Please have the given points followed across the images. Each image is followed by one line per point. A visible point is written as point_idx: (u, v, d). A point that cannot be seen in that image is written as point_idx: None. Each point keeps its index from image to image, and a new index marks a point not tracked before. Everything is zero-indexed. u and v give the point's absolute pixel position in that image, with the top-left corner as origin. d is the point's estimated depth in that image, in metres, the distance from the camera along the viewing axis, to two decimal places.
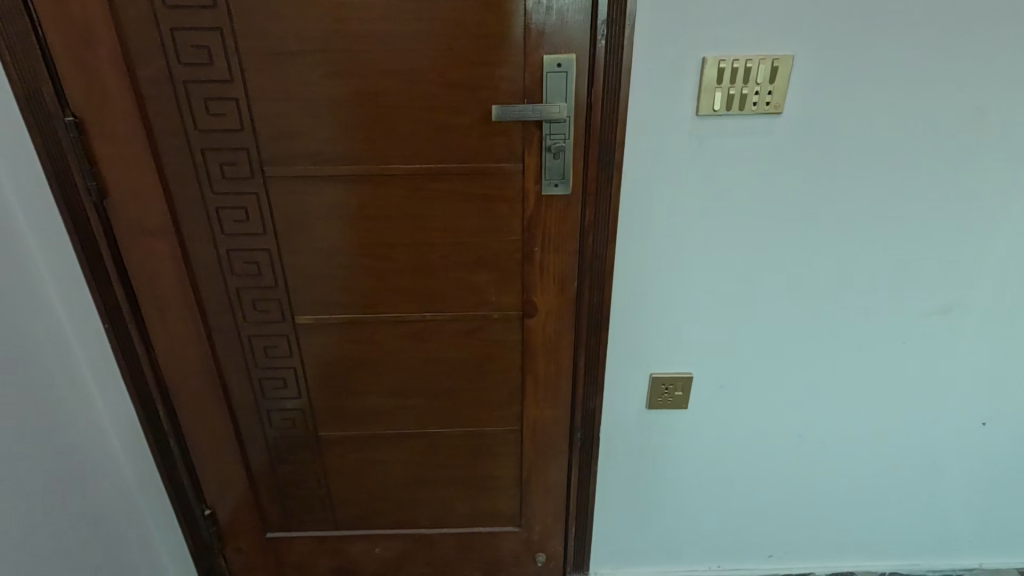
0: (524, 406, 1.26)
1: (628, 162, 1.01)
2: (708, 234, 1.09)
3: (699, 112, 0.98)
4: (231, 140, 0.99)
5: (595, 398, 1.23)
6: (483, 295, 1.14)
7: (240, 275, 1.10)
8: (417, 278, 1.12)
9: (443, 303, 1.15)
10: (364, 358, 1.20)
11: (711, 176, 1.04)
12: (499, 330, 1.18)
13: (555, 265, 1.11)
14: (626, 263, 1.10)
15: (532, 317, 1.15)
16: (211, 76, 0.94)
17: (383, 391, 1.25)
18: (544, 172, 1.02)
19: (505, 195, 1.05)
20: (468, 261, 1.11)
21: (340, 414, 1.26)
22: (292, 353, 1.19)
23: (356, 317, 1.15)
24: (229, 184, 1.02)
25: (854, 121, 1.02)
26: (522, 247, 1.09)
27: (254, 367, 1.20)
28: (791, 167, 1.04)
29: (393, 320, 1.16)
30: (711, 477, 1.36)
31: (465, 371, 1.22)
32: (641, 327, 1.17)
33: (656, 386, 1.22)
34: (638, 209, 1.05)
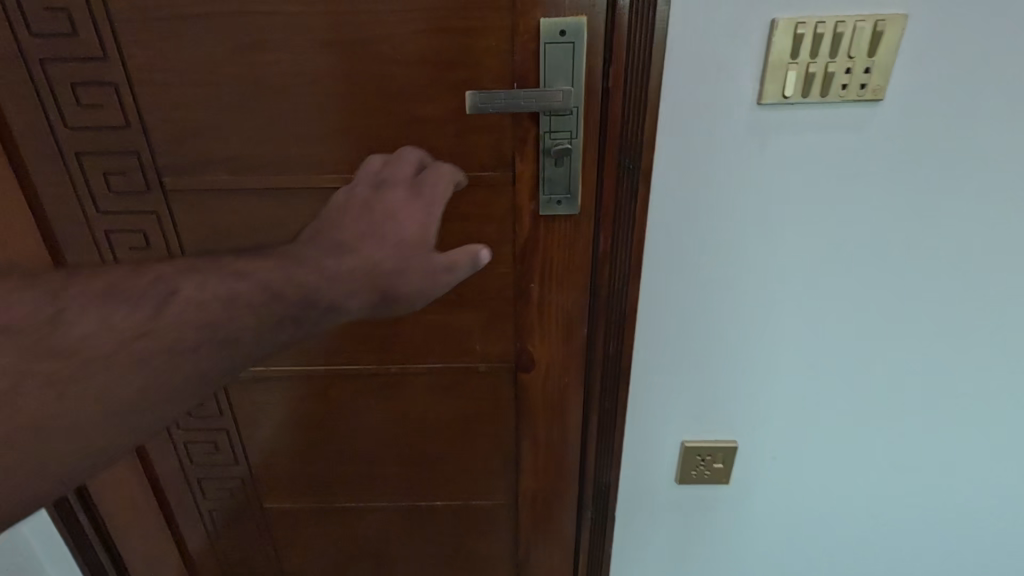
0: (520, 479, 0.98)
1: (659, 170, 0.74)
2: (765, 267, 0.80)
3: (761, 100, 0.69)
4: (116, 141, 0.73)
5: (610, 472, 0.95)
6: (465, 342, 0.87)
7: None
8: (377, 321, 0.86)
9: (415, 352, 0.88)
10: (314, 417, 0.95)
11: (776, 189, 0.75)
12: (486, 387, 0.91)
13: (559, 305, 0.83)
14: (653, 303, 0.83)
15: (529, 371, 0.88)
16: (79, 52, 0.68)
17: (341, 457, 0.99)
18: (543, 185, 0.74)
19: (491, 214, 0.78)
20: (444, 301, 0.84)
21: (289, 483, 1.01)
22: (225, 413, 0.94)
23: (299, 367, 0.90)
24: (120, 199, 0.76)
25: (993, 111, 0.70)
26: (516, 283, 0.82)
27: (175, 428, 0.95)
28: (890, 177, 0.74)
29: (350, 370, 0.90)
30: (758, 565, 1.07)
31: (444, 434, 0.96)
32: (673, 384, 0.89)
33: (690, 456, 0.95)
34: (672, 233, 0.78)
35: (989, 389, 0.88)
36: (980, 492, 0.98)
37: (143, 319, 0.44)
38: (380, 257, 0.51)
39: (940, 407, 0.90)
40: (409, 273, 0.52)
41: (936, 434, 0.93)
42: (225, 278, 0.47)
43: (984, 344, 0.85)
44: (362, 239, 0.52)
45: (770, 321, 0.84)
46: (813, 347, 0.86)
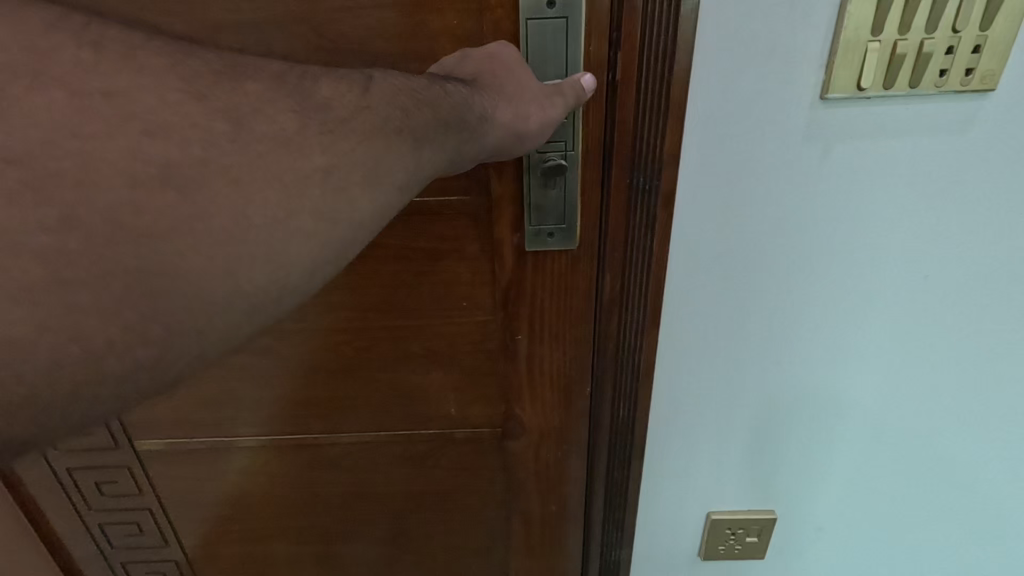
0: (511, 559, 0.81)
1: (684, 190, 0.55)
2: (819, 310, 0.62)
3: (825, 95, 0.51)
4: None
5: (621, 548, 0.78)
6: (438, 405, 0.69)
7: None
8: (326, 382, 0.68)
9: (374, 418, 0.70)
10: (258, 492, 0.78)
11: (839, 211, 0.56)
12: (465, 457, 0.73)
13: (555, 363, 0.64)
14: (675, 354, 0.65)
15: (519, 439, 0.71)
16: None
17: (296, 536, 0.82)
18: (532, 214, 0.56)
19: (462, 250, 0.60)
20: (407, 358, 0.66)
21: (233, 567, 0.85)
22: (146, 491, 0.77)
23: (233, 437, 0.72)
24: None
25: None
26: (497, 336, 0.64)
27: (88, 509, 0.78)
28: (990, 194, 0.56)
29: (298, 438, 0.72)
30: None
31: (417, 510, 0.78)
32: (698, 447, 0.72)
33: (718, 530, 0.78)
34: (700, 269, 0.60)
35: None
36: None
37: (355, 95, 0.39)
38: (521, 85, 0.47)
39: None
40: (532, 98, 0.47)
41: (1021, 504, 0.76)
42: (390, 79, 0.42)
43: None
44: (513, 65, 0.48)
45: (821, 375, 0.67)
46: (873, 404, 0.69)
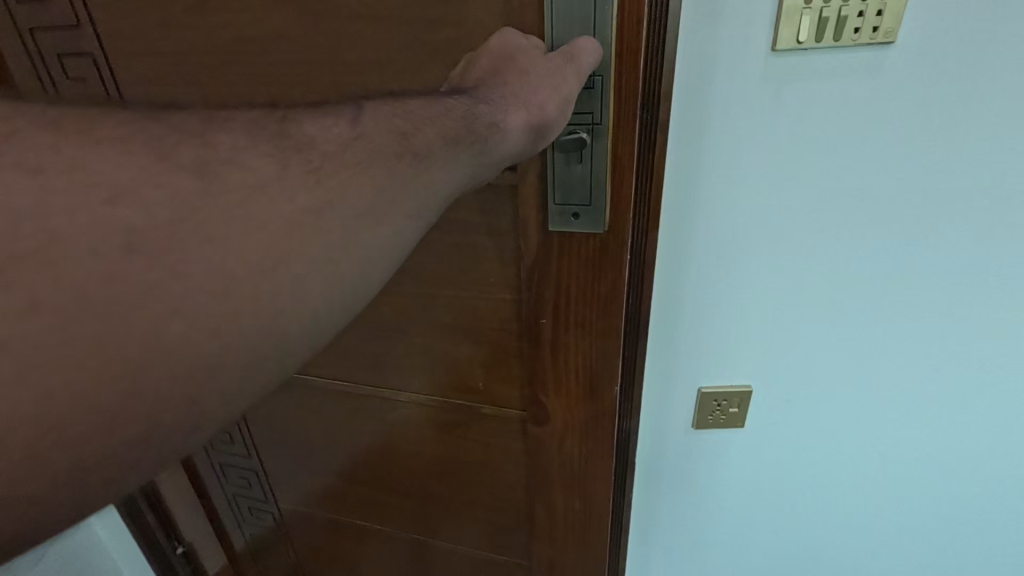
0: (532, 528, 1.02)
1: (674, 121, 0.75)
2: (774, 225, 0.83)
3: (774, 48, 0.70)
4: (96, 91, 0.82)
5: (629, 419, 0.98)
6: (473, 381, 0.92)
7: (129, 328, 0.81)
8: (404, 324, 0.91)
9: (439, 364, 0.92)
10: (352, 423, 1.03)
11: (788, 138, 0.76)
12: (496, 431, 0.96)
13: (573, 353, 0.84)
14: (669, 255, 0.86)
15: (544, 424, 0.90)
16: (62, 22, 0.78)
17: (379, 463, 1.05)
18: (562, 194, 0.74)
19: (498, 248, 0.81)
20: (466, 323, 0.87)
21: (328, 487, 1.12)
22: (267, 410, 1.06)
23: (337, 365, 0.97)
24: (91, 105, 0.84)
25: (1005, 50, 0.70)
26: (523, 322, 0.84)
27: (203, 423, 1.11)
28: (897, 122, 0.75)
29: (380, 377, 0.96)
30: (771, 507, 1.13)
31: (457, 470, 1.02)
32: (688, 335, 0.93)
33: (706, 402, 0.99)
34: (684, 187, 0.80)
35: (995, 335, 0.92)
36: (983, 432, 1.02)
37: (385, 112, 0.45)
38: (544, 62, 0.60)
39: (951, 344, 0.93)
40: (536, 60, 0.60)
41: (949, 375, 0.96)
42: (423, 98, 0.49)
43: (991, 291, 0.88)
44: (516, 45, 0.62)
45: (781, 271, 0.87)
46: (822, 297, 0.89)
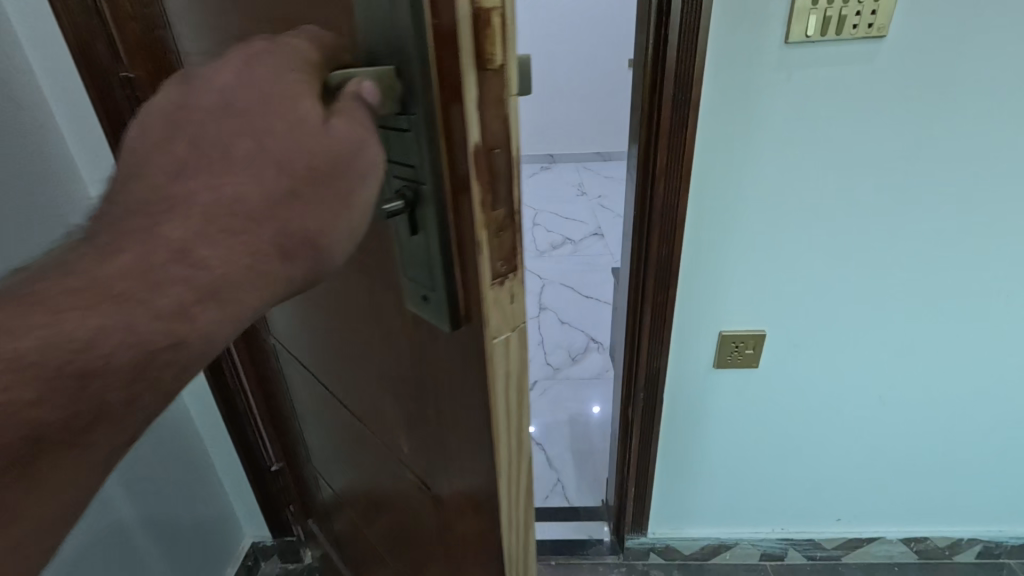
0: None
1: (706, 101, 0.93)
2: (786, 191, 1.01)
3: (787, 40, 0.88)
4: None
5: (659, 357, 1.18)
6: (394, 428, 0.68)
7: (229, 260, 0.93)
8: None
9: (352, 382, 0.75)
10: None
11: (796, 116, 0.94)
12: (412, 491, 0.70)
13: (462, 445, 0.52)
14: (698, 214, 1.03)
15: (444, 517, 0.63)
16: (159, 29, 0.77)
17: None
18: (409, 260, 0.47)
19: (390, 280, 0.53)
20: (369, 357, 0.66)
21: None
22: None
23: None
24: None
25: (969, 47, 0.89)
26: (417, 385, 0.57)
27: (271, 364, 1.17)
28: (888, 103, 0.94)
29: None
30: (780, 439, 1.33)
31: (394, 513, 0.81)
32: (711, 286, 1.11)
33: (726, 344, 1.17)
34: (710, 157, 0.98)
35: (966, 283, 1.11)
36: (958, 369, 1.22)
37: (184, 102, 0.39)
38: (305, 133, 0.37)
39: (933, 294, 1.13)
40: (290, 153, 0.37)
41: (926, 321, 1.16)
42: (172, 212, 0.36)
43: (961, 246, 1.08)
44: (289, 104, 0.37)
45: (791, 230, 1.05)
46: (827, 253, 1.08)
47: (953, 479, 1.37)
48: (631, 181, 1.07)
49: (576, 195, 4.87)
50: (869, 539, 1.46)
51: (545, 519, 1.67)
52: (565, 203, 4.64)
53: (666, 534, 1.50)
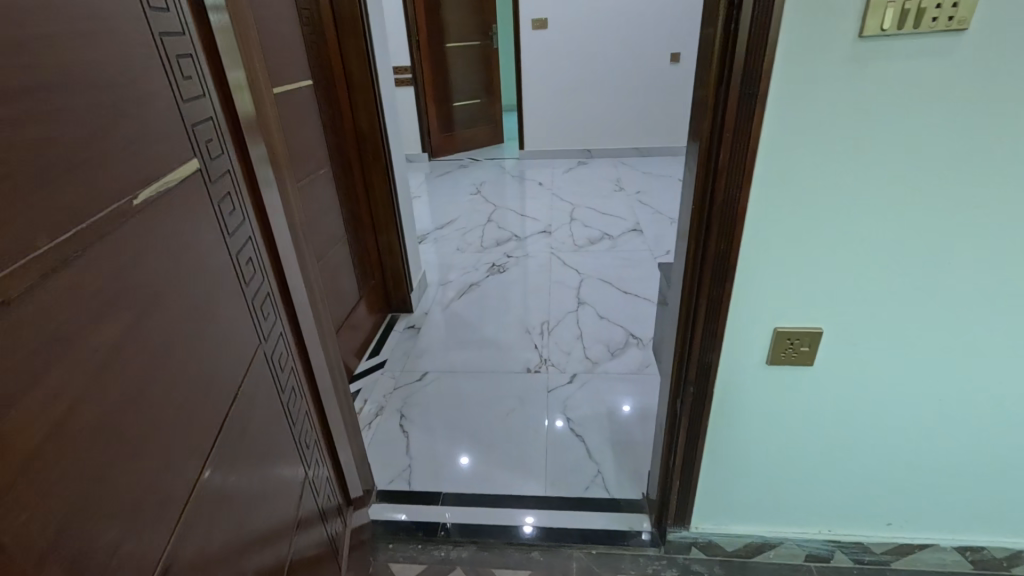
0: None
1: (774, 95, 0.92)
2: (849, 186, 1.00)
3: (862, 33, 0.87)
4: (198, 110, 0.78)
5: (711, 351, 1.18)
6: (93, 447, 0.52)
7: (229, 224, 0.85)
8: (154, 246, 0.64)
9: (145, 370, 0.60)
10: (250, 349, 0.89)
11: (866, 110, 0.93)
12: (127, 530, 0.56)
13: None
14: (759, 210, 1.02)
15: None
16: (169, 26, 0.72)
17: (268, 413, 0.95)
18: None
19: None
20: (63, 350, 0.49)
21: (290, 404, 1.05)
22: (258, 274, 0.94)
23: (218, 264, 0.81)
24: (216, 166, 0.81)
25: None
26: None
27: (286, 310, 1.07)
28: (964, 99, 0.92)
29: (206, 302, 0.76)
30: (830, 440, 1.31)
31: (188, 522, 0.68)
32: (768, 283, 1.10)
33: (781, 340, 1.16)
34: (777, 151, 0.97)
35: None
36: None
37: None
38: None
39: (1002, 297, 1.09)
40: None
41: (992, 325, 1.13)
42: None
43: None
44: None
45: (853, 227, 1.04)
46: (891, 252, 1.06)
47: (1014, 489, 1.33)
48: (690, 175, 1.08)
49: (614, 190, 4.84)
50: (920, 546, 1.43)
51: (585, 509, 1.70)
52: (602, 198, 4.62)
53: (709, 529, 1.50)
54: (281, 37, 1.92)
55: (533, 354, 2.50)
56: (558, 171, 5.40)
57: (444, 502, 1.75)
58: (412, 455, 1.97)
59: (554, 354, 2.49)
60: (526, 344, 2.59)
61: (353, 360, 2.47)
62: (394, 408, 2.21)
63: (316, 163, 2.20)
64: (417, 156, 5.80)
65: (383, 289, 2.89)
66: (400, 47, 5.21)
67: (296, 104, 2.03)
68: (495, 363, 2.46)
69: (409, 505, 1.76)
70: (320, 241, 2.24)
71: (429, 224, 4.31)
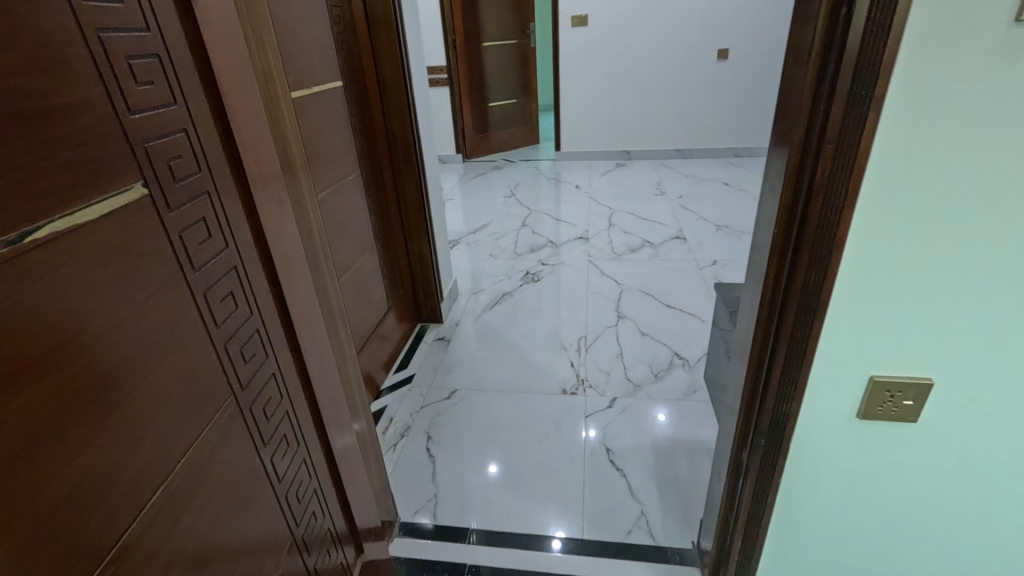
0: None
1: (894, 98, 0.73)
2: (984, 209, 0.79)
3: (1020, 17, 0.67)
4: (166, 123, 0.63)
5: (791, 400, 1.00)
6: None
7: (199, 259, 0.69)
8: (40, 298, 0.49)
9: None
10: (218, 401, 0.74)
11: (1015, 116, 0.73)
12: None
13: None
14: (863, 239, 0.83)
15: None
16: (129, 19, 0.57)
17: (237, 475, 0.80)
18: None
19: None
20: None
21: (276, 458, 0.90)
22: (244, 309, 0.80)
23: (176, 304, 0.66)
24: (185, 189, 0.66)
25: None
26: None
27: (285, 347, 0.92)
28: None
29: (143, 355, 0.61)
30: (928, 506, 1.10)
31: None
32: (866, 325, 0.91)
33: (878, 392, 0.97)
34: (894, 167, 0.77)
35: None
36: None
37: None
38: None
39: None
40: None
41: None
42: None
43: None
44: None
45: (985, 261, 0.83)
46: None
47: None
48: (772, 192, 0.91)
49: (655, 194, 4.62)
50: None
51: (626, 558, 1.52)
52: (642, 203, 4.41)
53: None
54: (309, 35, 1.81)
55: (569, 373, 2.34)
56: (596, 173, 5.20)
57: (472, 541, 1.61)
58: (438, 484, 1.83)
59: (592, 375, 2.32)
60: (562, 361, 2.43)
61: (380, 374, 2.36)
62: (421, 428, 2.08)
63: (344, 168, 2.09)
64: (451, 156, 5.69)
65: (413, 298, 2.77)
66: (436, 45, 5.10)
67: (324, 106, 1.92)
68: (528, 382, 2.30)
69: (435, 541, 1.62)
70: (348, 250, 2.14)
71: (462, 228, 4.19)
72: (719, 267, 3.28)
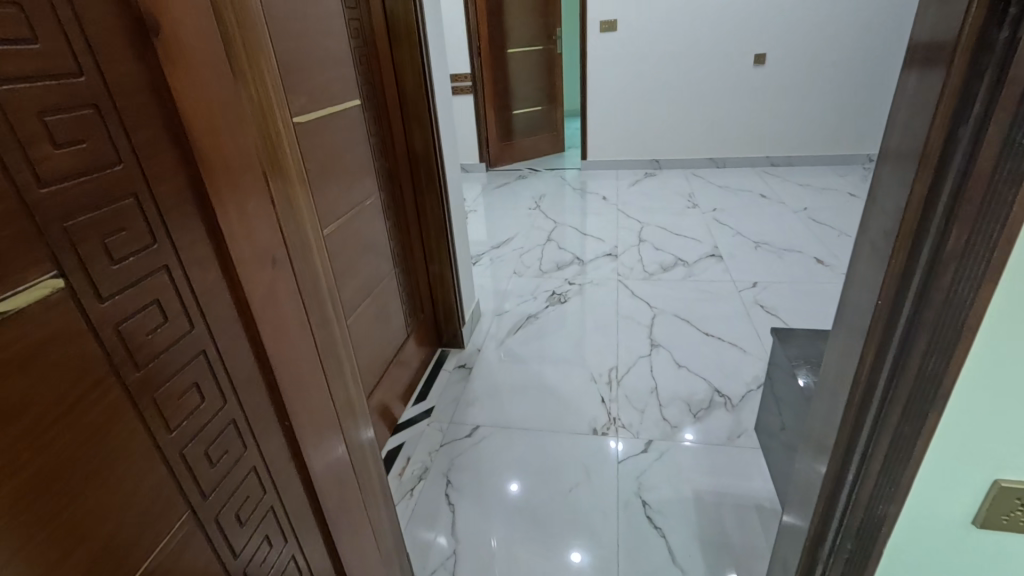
0: None
1: None
2: None
3: None
4: (100, 191, 0.49)
5: (890, 502, 0.80)
6: None
7: (143, 354, 0.55)
8: None
9: None
10: (169, 523, 0.60)
11: None
12: None
13: None
14: (1005, 320, 0.64)
15: None
16: (45, 63, 0.44)
17: None
18: None
19: None
20: None
21: (254, 569, 0.75)
22: (214, 400, 0.65)
23: (109, 415, 0.52)
24: (124, 268, 0.52)
25: None
26: None
27: (271, 431, 0.77)
28: None
29: (42, 502, 0.46)
30: None
31: None
32: (996, 422, 0.72)
33: (1005, 499, 0.77)
34: None
35: None
36: None
37: None
38: None
39: None
40: None
41: None
42: None
43: None
44: None
45: None
46: None
47: None
48: (876, 253, 0.73)
49: (687, 207, 4.39)
50: None
51: None
52: (674, 217, 4.20)
53: None
54: (326, 51, 1.68)
55: (599, 410, 2.16)
56: (623, 183, 5.00)
57: None
58: (456, 537, 1.68)
59: (625, 413, 2.13)
60: (591, 396, 2.25)
61: (399, 407, 2.22)
62: (440, 471, 1.93)
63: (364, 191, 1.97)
64: (475, 166, 5.55)
65: (433, 322, 2.63)
66: (461, 52, 4.97)
67: (343, 126, 1.80)
68: (556, 420, 2.13)
69: None
70: (370, 275, 2.01)
71: (485, 243, 4.03)
72: (760, 288, 3.05)
